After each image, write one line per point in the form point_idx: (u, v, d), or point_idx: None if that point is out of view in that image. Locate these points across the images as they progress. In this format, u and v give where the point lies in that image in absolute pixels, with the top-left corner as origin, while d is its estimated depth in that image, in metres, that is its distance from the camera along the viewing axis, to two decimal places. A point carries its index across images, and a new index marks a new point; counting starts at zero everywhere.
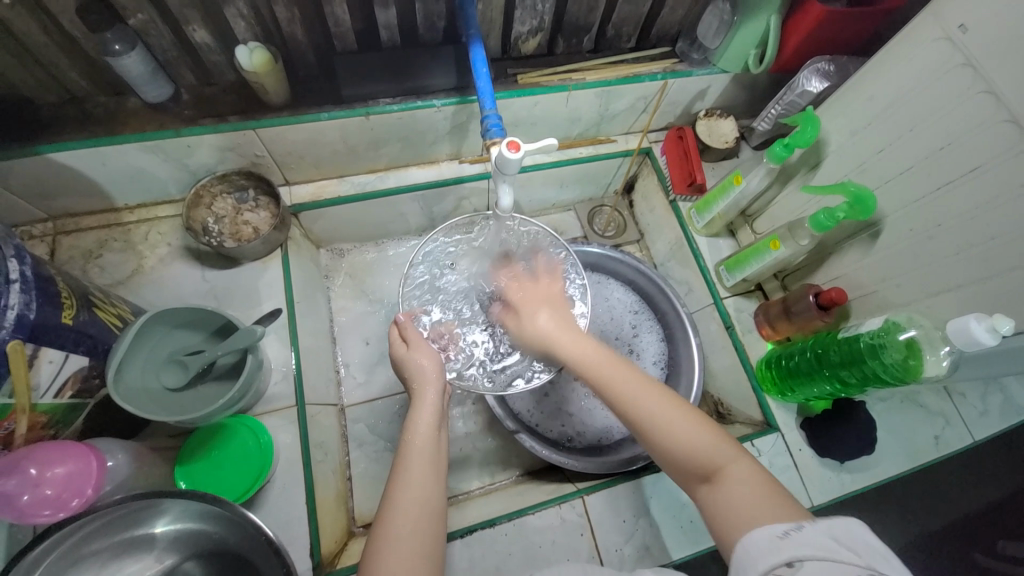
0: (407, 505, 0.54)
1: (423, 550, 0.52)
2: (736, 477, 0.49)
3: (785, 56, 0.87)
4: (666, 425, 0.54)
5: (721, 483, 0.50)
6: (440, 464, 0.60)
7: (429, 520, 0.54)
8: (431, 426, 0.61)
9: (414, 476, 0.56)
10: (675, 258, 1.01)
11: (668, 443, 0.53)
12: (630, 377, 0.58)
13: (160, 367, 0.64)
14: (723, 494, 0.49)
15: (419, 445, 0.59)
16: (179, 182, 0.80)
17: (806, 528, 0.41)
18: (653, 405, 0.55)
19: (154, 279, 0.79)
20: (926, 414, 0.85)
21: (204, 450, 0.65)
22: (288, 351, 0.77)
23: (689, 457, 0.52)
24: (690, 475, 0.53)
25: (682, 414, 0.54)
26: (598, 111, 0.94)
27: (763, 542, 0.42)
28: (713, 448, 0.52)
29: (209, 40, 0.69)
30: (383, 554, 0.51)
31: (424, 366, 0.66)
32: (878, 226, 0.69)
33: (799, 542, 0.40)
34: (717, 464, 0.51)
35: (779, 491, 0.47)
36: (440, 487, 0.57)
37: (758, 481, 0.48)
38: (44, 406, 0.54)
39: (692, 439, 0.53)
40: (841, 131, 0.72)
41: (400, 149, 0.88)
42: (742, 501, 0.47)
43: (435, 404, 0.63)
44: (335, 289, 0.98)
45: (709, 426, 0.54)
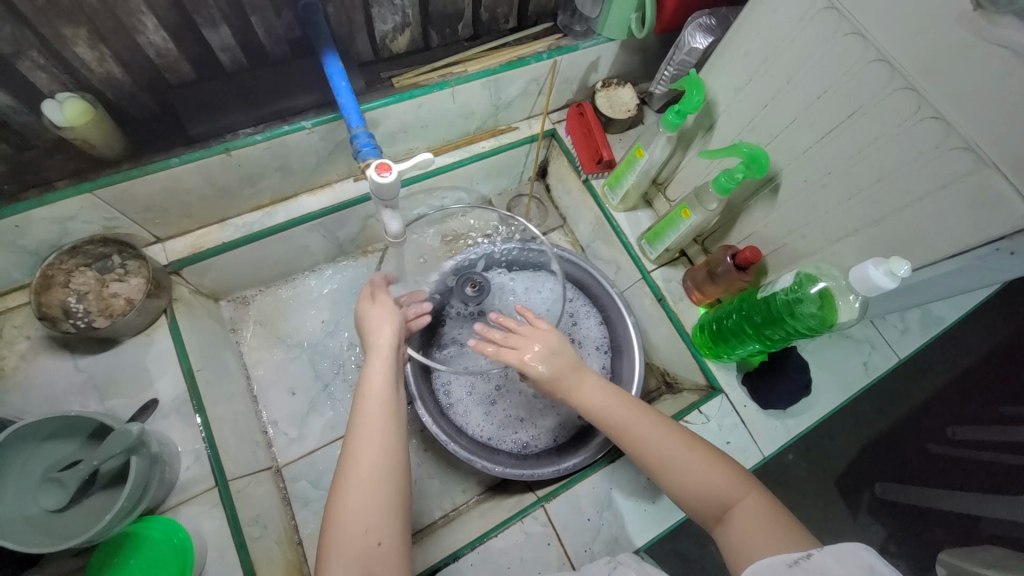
0: (367, 461, 0.56)
1: (390, 503, 0.56)
2: (746, 513, 0.55)
3: (666, 16, 0.84)
4: (684, 471, 0.60)
5: (734, 518, 0.56)
6: (397, 411, 0.62)
7: (392, 476, 0.57)
8: (386, 382, 0.62)
9: (373, 432, 0.58)
10: (599, 238, 0.99)
11: (684, 483, 0.60)
12: (654, 429, 0.63)
13: (35, 489, 0.55)
14: (737, 526, 0.55)
15: (374, 400, 0.60)
16: (22, 265, 0.69)
17: (815, 554, 0.46)
18: (674, 452, 0.61)
19: (16, 382, 0.68)
20: (853, 343, 0.89)
21: (112, 563, 0.58)
22: (196, 429, 0.69)
23: (703, 495, 0.58)
24: (702, 506, 0.59)
25: (698, 458, 0.60)
26: (490, 102, 0.88)
27: (776, 567, 0.47)
28: (726, 485, 0.58)
29: (7, 99, 0.58)
30: (349, 509, 0.54)
31: (376, 323, 0.66)
32: (777, 179, 0.68)
33: (808, 566, 0.45)
34: (731, 501, 0.57)
35: (787, 524, 0.53)
36: (398, 437, 0.59)
37: (768, 512, 0.55)
38: None
39: (706, 477, 0.59)
40: (727, 89, 0.70)
41: (281, 180, 0.79)
42: (755, 535, 0.53)
43: (387, 354, 0.64)
44: (247, 341, 0.90)
45: (722, 462, 0.60)
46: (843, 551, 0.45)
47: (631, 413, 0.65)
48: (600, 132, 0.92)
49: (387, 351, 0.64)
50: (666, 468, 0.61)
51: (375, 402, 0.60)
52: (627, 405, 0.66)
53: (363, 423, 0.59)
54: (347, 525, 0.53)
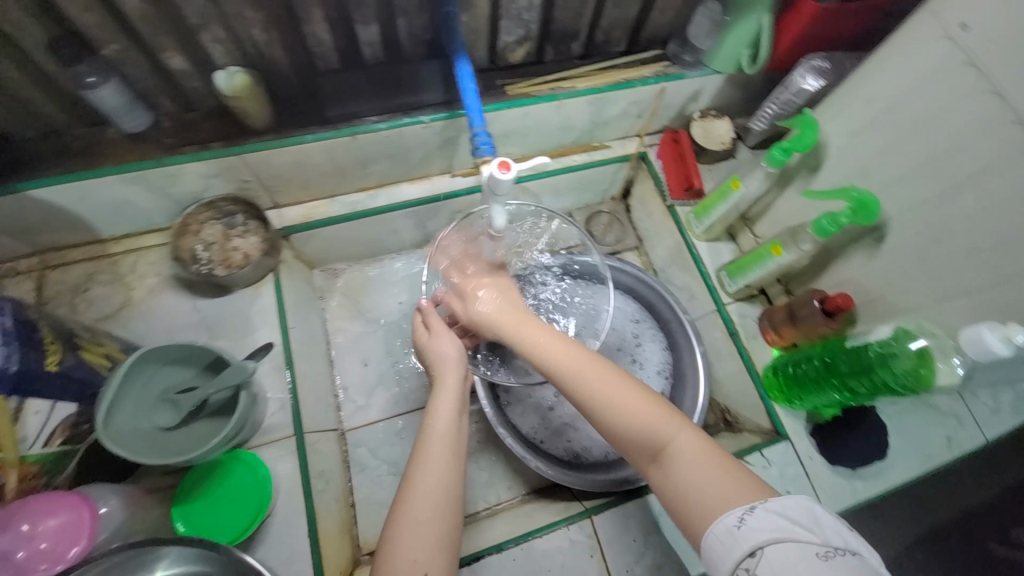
0: (425, 493, 0.56)
1: (443, 537, 0.54)
2: (681, 453, 0.50)
3: (779, 54, 0.85)
4: (614, 407, 0.53)
5: (669, 459, 0.50)
6: (460, 446, 0.62)
7: (448, 510, 0.56)
8: (451, 410, 0.63)
9: (432, 462, 0.58)
10: (676, 264, 0.99)
11: (617, 420, 0.53)
12: (584, 361, 0.57)
13: (151, 406, 0.62)
14: (673, 470, 0.49)
15: (436, 432, 0.61)
16: (164, 211, 0.78)
17: (759, 509, 0.43)
18: (604, 388, 0.55)
19: (143, 311, 0.77)
20: (936, 416, 0.81)
21: (199, 491, 0.63)
22: (284, 380, 0.75)
23: (637, 433, 0.52)
24: (634, 446, 0.53)
25: (630, 393, 0.54)
26: (590, 119, 0.91)
27: (723, 534, 0.44)
28: (659, 422, 0.52)
29: (187, 66, 0.67)
30: (406, 537, 0.53)
31: (446, 351, 0.68)
32: (883, 229, 0.67)
33: (755, 527, 0.42)
34: (661, 440, 0.51)
35: (724, 460, 0.49)
36: (457, 473, 0.59)
37: (704, 453, 0.49)
38: (34, 457, 0.55)
39: (635, 414, 0.53)
40: (840, 133, 0.70)
41: (389, 166, 0.86)
42: (696, 478, 0.48)
43: (455, 387, 0.65)
44: (330, 310, 0.97)
45: (653, 397, 0.54)
46: (785, 503, 0.43)
47: (564, 347, 0.59)
48: (693, 161, 0.95)
49: (456, 380, 0.66)
50: (595, 405, 0.54)
51: (439, 434, 0.61)
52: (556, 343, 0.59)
53: (425, 452, 0.59)
54: (401, 554, 0.52)
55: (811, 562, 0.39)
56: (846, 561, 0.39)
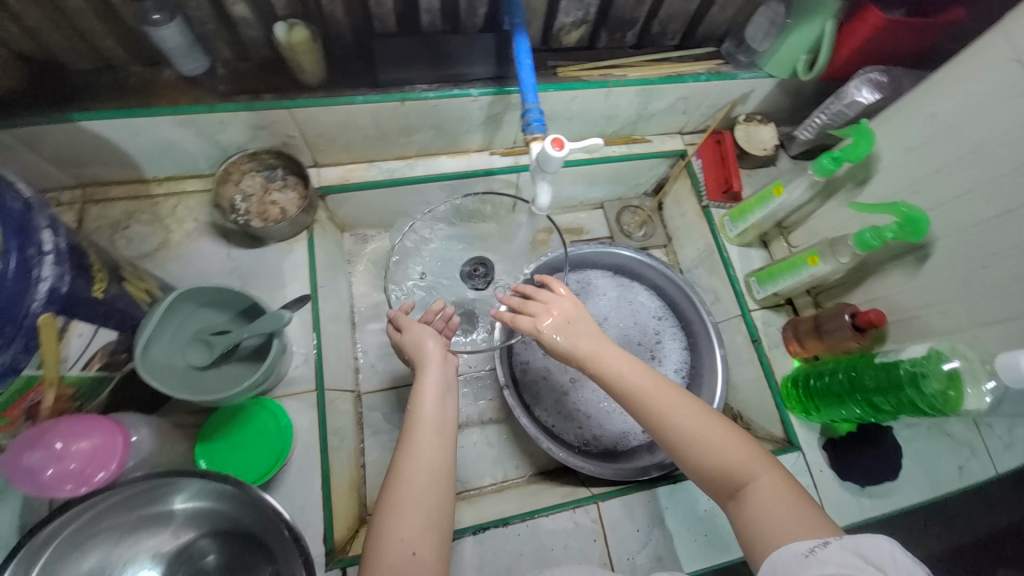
0: (414, 473, 0.56)
1: (431, 517, 0.55)
2: (766, 491, 0.51)
3: (837, 63, 0.84)
4: (701, 445, 0.55)
5: (750, 496, 0.52)
6: (450, 429, 0.62)
7: (438, 490, 0.56)
8: (436, 393, 0.63)
9: (419, 445, 0.58)
10: (704, 265, 0.98)
11: (702, 459, 0.55)
12: (669, 397, 0.58)
13: (185, 344, 0.63)
14: (752, 507, 0.51)
15: (427, 412, 0.61)
16: (208, 158, 0.79)
17: (833, 545, 0.43)
18: (690, 424, 0.57)
19: (179, 254, 0.79)
20: (952, 444, 0.84)
21: (224, 431, 0.65)
22: (309, 336, 0.76)
23: (719, 470, 0.54)
24: (715, 481, 0.55)
25: (721, 433, 0.56)
26: (636, 110, 0.91)
27: (789, 559, 0.45)
28: (746, 462, 0.54)
29: (248, 14, 0.67)
30: (394, 516, 0.54)
31: (420, 339, 0.68)
32: (928, 249, 0.66)
33: (821, 558, 0.43)
34: (745, 479, 0.53)
35: (804, 502, 0.50)
36: (446, 454, 0.59)
37: (787, 493, 0.51)
38: (72, 379, 0.52)
39: (725, 450, 0.55)
40: (895, 147, 0.69)
41: (431, 137, 0.86)
42: (777, 516, 0.49)
43: (438, 374, 0.65)
44: (357, 274, 0.97)
45: (742, 440, 0.55)
46: (862, 543, 0.42)
47: (646, 382, 0.60)
48: (735, 164, 0.94)
49: (435, 367, 0.65)
50: (684, 443, 0.56)
51: (426, 417, 0.61)
52: (639, 374, 0.60)
53: (413, 433, 0.59)
54: (388, 533, 0.53)
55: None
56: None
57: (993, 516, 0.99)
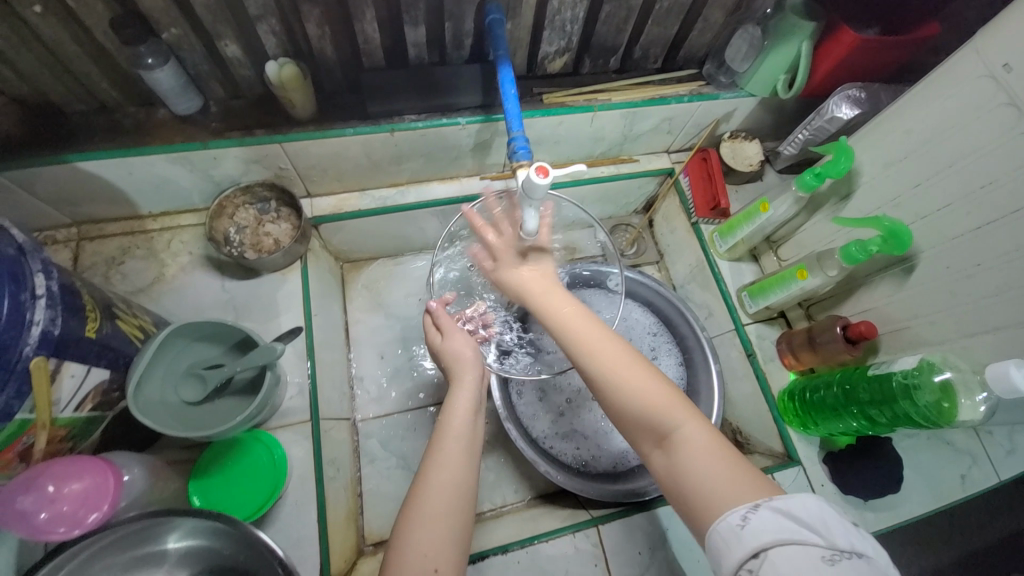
0: (439, 483, 0.55)
1: (454, 532, 0.53)
2: (690, 440, 0.48)
3: (815, 81, 0.87)
4: (625, 390, 0.53)
5: (676, 448, 0.49)
6: (475, 444, 0.62)
7: (461, 503, 0.55)
8: (467, 411, 0.63)
9: (447, 454, 0.58)
10: (695, 281, 0.99)
11: (631, 405, 0.52)
12: (600, 341, 0.57)
13: (177, 380, 0.63)
14: (675, 458, 0.48)
15: (455, 425, 0.61)
16: (202, 192, 0.81)
17: (764, 508, 0.41)
18: (615, 368, 0.54)
19: (174, 287, 0.80)
20: (953, 453, 0.84)
21: (216, 467, 0.65)
22: (303, 365, 0.76)
23: (642, 417, 0.51)
24: (642, 430, 0.52)
25: (645, 379, 0.53)
26: (622, 131, 0.92)
27: (727, 534, 0.41)
28: (670, 412, 0.50)
29: (240, 54, 0.69)
30: (417, 530, 0.52)
31: (460, 351, 0.69)
32: (912, 261, 0.67)
33: (757, 528, 0.40)
34: (671, 430, 0.50)
35: (732, 455, 0.47)
36: (472, 471, 0.59)
37: (712, 444, 0.48)
38: (64, 420, 0.51)
39: (648, 397, 0.52)
40: (874, 162, 0.70)
41: (422, 164, 0.88)
42: (702, 469, 0.46)
43: (473, 385, 0.66)
44: (352, 300, 0.98)
45: (667, 389, 0.52)
46: (789, 502, 0.40)
47: (585, 325, 0.59)
48: (721, 181, 0.94)
49: (472, 378, 0.66)
50: (612, 388, 0.54)
51: (455, 429, 0.61)
52: (582, 320, 0.59)
53: (444, 445, 0.59)
54: (412, 547, 0.51)
55: (817, 566, 0.36)
56: (855, 565, 0.36)
57: (1001, 525, 0.98)
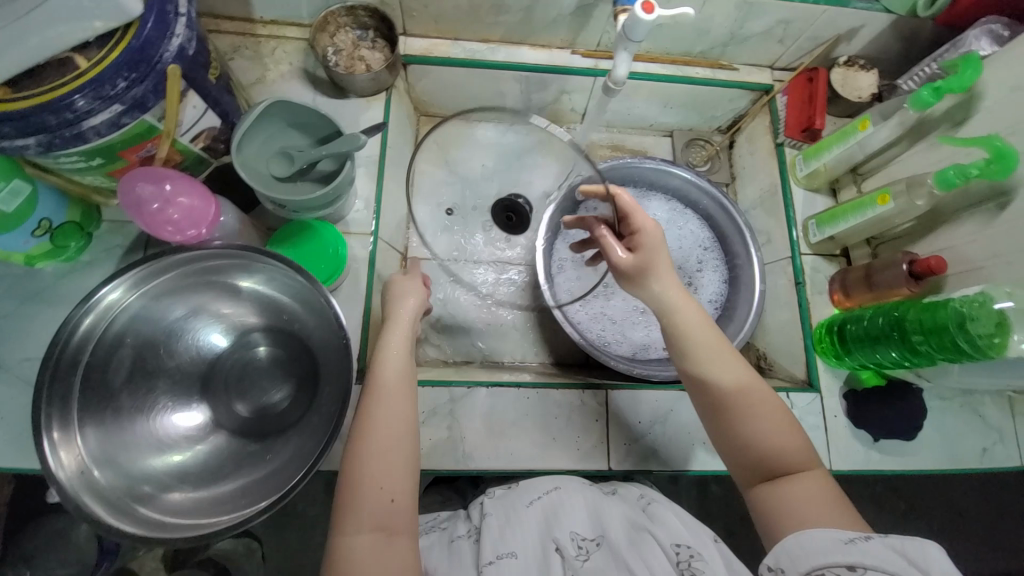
0: (380, 426, 0.59)
1: (403, 468, 0.58)
2: (810, 480, 0.56)
3: (960, 6, 0.79)
4: (756, 423, 0.60)
5: (791, 481, 0.57)
6: (409, 382, 0.63)
7: (408, 435, 0.59)
8: (401, 352, 0.65)
9: (384, 395, 0.61)
10: (762, 206, 0.96)
11: (756, 436, 0.60)
12: (737, 374, 0.63)
13: (270, 154, 0.69)
14: (791, 491, 0.56)
15: (390, 367, 0.63)
16: (310, 5, 0.84)
17: (876, 540, 0.47)
18: (752, 400, 0.62)
19: (271, 92, 0.86)
20: (983, 425, 0.82)
21: (288, 244, 0.71)
22: (372, 186, 0.82)
23: (768, 453, 0.59)
24: (757, 461, 0.59)
25: (775, 416, 0.61)
26: (730, 28, 0.87)
27: (828, 543, 0.49)
28: (797, 451, 0.58)
29: None
30: (367, 467, 0.56)
31: (398, 304, 0.69)
32: (1011, 195, 0.63)
33: (864, 551, 0.47)
34: (792, 466, 0.58)
35: (840, 497, 0.55)
36: (414, 407, 0.62)
37: (827, 488, 0.56)
38: (181, 146, 0.59)
39: (782, 435, 0.59)
40: (1003, 85, 0.64)
41: (518, 21, 0.87)
42: (813, 503, 0.54)
43: (407, 330, 0.67)
44: (422, 153, 1.02)
45: (794, 430, 0.60)
46: (908, 546, 0.46)
47: (721, 355, 0.65)
48: (822, 103, 0.89)
49: (402, 327, 0.67)
50: (742, 420, 0.61)
51: (391, 367, 0.63)
52: (719, 344, 0.65)
53: (380, 387, 0.61)
54: (365, 483, 0.56)
55: None
56: None
57: None
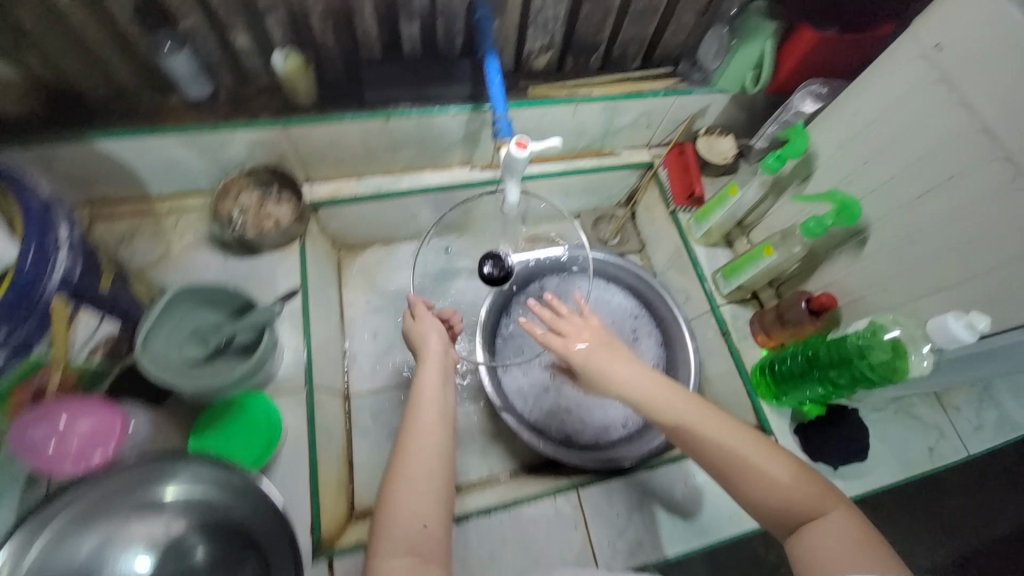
0: (420, 448, 0.62)
1: (436, 495, 0.60)
2: (834, 528, 0.54)
3: (780, 78, 0.93)
4: (759, 479, 0.58)
5: (811, 533, 0.55)
6: (448, 413, 0.68)
7: (442, 468, 0.61)
8: (437, 381, 0.69)
9: (420, 428, 0.64)
10: (675, 266, 1.04)
11: (760, 493, 0.57)
12: (722, 428, 0.61)
13: (182, 339, 0.67)
14: (814, 542, 0.54)
15: (428, 397, 0.67)
16: (208, 175, 0.86)
17: None
18: (746, 454, 0.59)
19: (178, 264, 0.84)
20: (920, 426, 0.88)
21: (216, 425, 0.68)
22: (299, 337, 0.81)
23: (784, 508, 0.56)
24: (773, 517, 0.57)
25: (779, 463, 0.58)
26: (603, 125, 0.99)
27: None
28: (813, 497, 0.56)
29: (247, 44, 0.75)
30: (403, 494, 0.58)
31: (424, 333, 0.75)
32: (866, 233, 0.72)
33: None
34: (811, 513, 0.55)
35: (870, 533, 0.53)
36: (449, 438, 0.65)
37: (855, 528, 0.54)
38: (77, 365, 0.58)
39: (795, 487, 0.57)
40: (829, 144, 0.75)
41: (415, 153, 0.93)
42: (840, 551, 0.52)
43: (440, 360, 0.72)
44: (348, 283, 1.03)
45: (804, 474, 0.58)
46: None
47: (700, 414, 0.62)
48: (696, 172, 1.00)
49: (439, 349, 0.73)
50: (743, 479, 0.58)
51: (430, 403, 0.66)
52: (691, 403, 0.63)
53: (418, 416, 0.65)
54: (399, 512, 0.58)
55: None
56: None
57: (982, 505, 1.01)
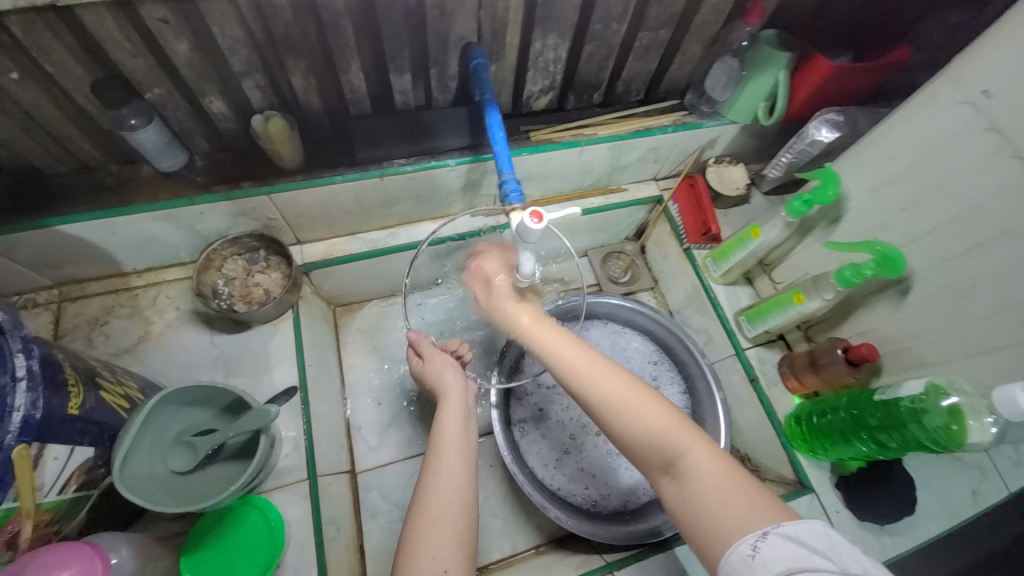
0: (441, 488, 0.58)
1: (460, 535, 0.55)
2: (697, 466, 0.48)
3: (794, 108, 0.88)
4: (629, 416, 0.53)
5: (680, 473, 0.49)
6: (469, 446, 0.65)
7: (464, 508, 0.57)
8: (459, 420, 0.66)
9: (445, 464, 0.60)
10: (691, 306, 0.99)
11: (629, 429, 0.53)
12: (603, 370, 0.56)
13: (166, 449, 0.60)
14: (685, 485, 0.48)
15: (449, 433, 0.64)
16: (188, 246, 0.79)
17: (773, 536, 0.41)
18: (622, 397, 0.54)
19: (160, 346, 0.77)
20: (962, 468, 0.80)
21: (210, 538, 0.62)
22: (300, 422, 0.74)
23: (647, 446, 0.52)
24: (646, 456, 0.52)
25: (645, 401, 0.54)
26: (609, 163, 0.93)
27: (737, 563, 0.42)
28: (671, 433, 0.51)
29: (225, 109, 0.68)
30: (427, 534, 0.54)
31: (439, 371, 0.73)
32: (907, 282, 0.67)
33: (769, 557, 0.40)
34: (673, 451, 0.50)
35: (735, 467, 0.48)
36: (470, 473, 0.61)
37: (715, 462, 0.48)
38: (48, 504, 0.50)
39: (653, 422, 0.52)
40: (860, 187, 0.71)
41: (412, 206, 0.87)
42: (707, 491, 0.47)
43: (460, 397, 0.70)
44: (346, 345, 0.96)
45: (663, 408, 0.53)
46: (800, 530, 0.41)
47: (587, 359, 0.58)
48: (710, 208, 0.96)
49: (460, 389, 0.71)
50: (620, 423, 0.53)
51: (452, 440, 0.63)
52: (579, 349, 0.59)
53: (437, 453, 0.62)
54: (421, 552, 0.53)
55: None
56: None
57: None
